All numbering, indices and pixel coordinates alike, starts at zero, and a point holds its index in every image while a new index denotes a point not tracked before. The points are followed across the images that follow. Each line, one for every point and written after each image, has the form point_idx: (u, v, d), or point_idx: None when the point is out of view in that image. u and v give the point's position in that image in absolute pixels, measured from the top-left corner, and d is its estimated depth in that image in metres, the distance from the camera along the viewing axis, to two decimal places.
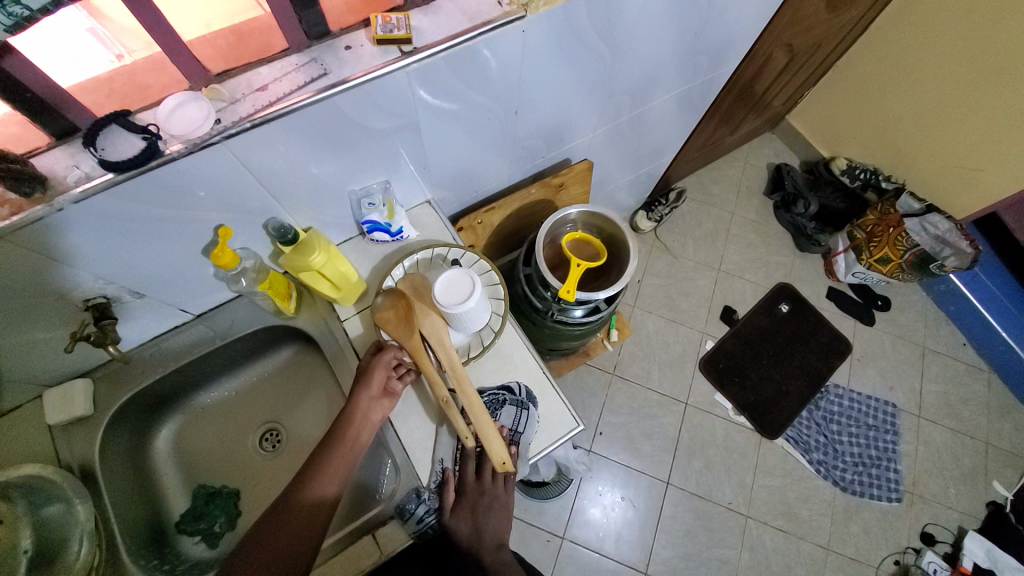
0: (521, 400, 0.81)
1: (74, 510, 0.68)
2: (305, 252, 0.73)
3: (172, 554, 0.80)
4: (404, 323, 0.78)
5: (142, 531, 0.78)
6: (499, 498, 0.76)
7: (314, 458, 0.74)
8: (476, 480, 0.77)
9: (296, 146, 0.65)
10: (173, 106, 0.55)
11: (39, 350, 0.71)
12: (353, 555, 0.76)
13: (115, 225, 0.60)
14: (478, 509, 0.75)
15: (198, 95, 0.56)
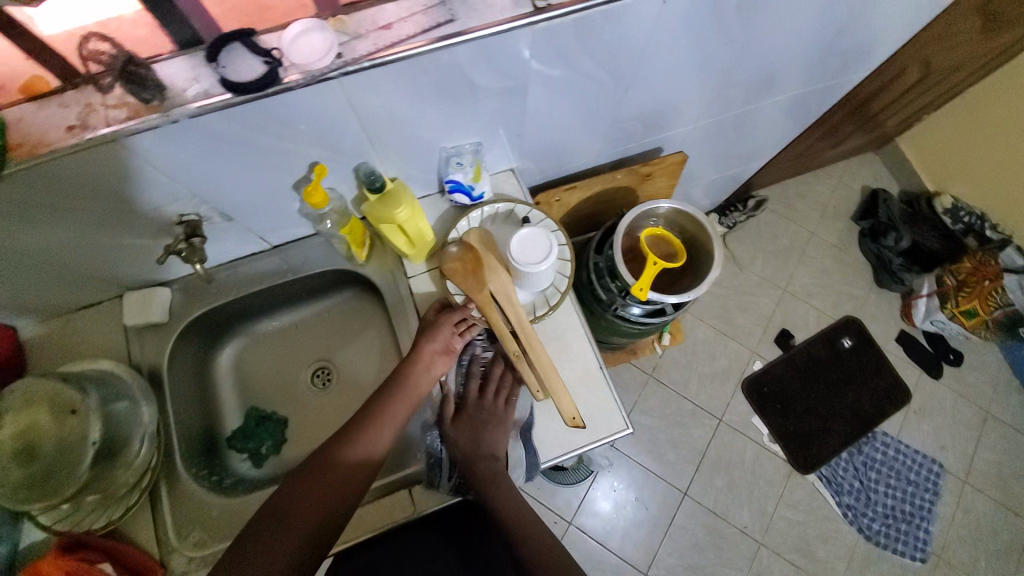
0: None
1: (139, 410, 0.72)
2: (391, 204, 0.72)
3: (222, 466, 0.84)
4: (472, 275, 0.78)
5: (196, 440, 0.81)
6: (495, 413, 0.79)
7: (363, 413, 0.75)
8: (476, 399, 0.81)
9: (404, 93, 0.63)
10: (298, 33, 0.53)
11: (128, 253, 0.74)
12: (391, 506, 0.78)
13: (218, 145, 0.60)
14: (476, 422, 0.79)
15: (324, 25, 0.54)
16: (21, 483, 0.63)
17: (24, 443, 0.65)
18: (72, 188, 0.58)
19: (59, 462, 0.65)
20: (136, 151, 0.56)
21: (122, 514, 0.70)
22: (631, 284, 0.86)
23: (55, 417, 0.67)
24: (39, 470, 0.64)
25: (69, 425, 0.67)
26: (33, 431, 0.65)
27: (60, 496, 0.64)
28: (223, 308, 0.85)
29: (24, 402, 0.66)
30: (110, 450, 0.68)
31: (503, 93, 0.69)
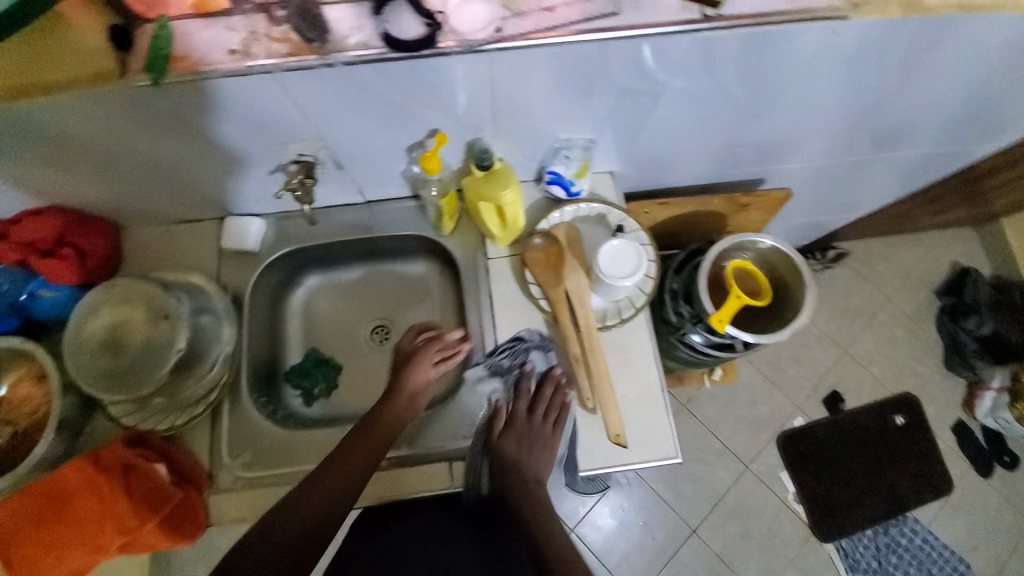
0: (543, 342, 0.78)
1: (221, 329, 0.75)
2: (498, 185, 0.71)
3: (276, 397, 0.87)
4: (552, 269, 0.77)
5: (260, 367, 0.84)
6: (545, 438, 0.76)
7: (367, 419, 0.72)
8: (527, 416, 0.77)
9: (543, 80, 0.62)
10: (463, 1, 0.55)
11: (239, 182, 0.77)
12: (425, 476, 0.74)
13: (356, 96, 0.61)
14: (524, 439, 0.76)
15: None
16: (106, 372, 0.67)
17: (116, 336, 0.68)
18: (216, 110, 0.60)
19: (144, 361, 0.68)
20: (285, 89, 0.58)
21: (185, 421, 0.73)
22: (711, 313, 0.83)
23: (148, 318, 0.69)
24: (126, 364, 0.68)
25: (158, 329, 0.69)
26: (125, 327, 0.69)
27: (137, 392, 0.67)
28: (309, 250, 0.88)
29: (123, 297, 0.69)
30: (191, 359, 0.71)
31: (635, 96, 0.67)
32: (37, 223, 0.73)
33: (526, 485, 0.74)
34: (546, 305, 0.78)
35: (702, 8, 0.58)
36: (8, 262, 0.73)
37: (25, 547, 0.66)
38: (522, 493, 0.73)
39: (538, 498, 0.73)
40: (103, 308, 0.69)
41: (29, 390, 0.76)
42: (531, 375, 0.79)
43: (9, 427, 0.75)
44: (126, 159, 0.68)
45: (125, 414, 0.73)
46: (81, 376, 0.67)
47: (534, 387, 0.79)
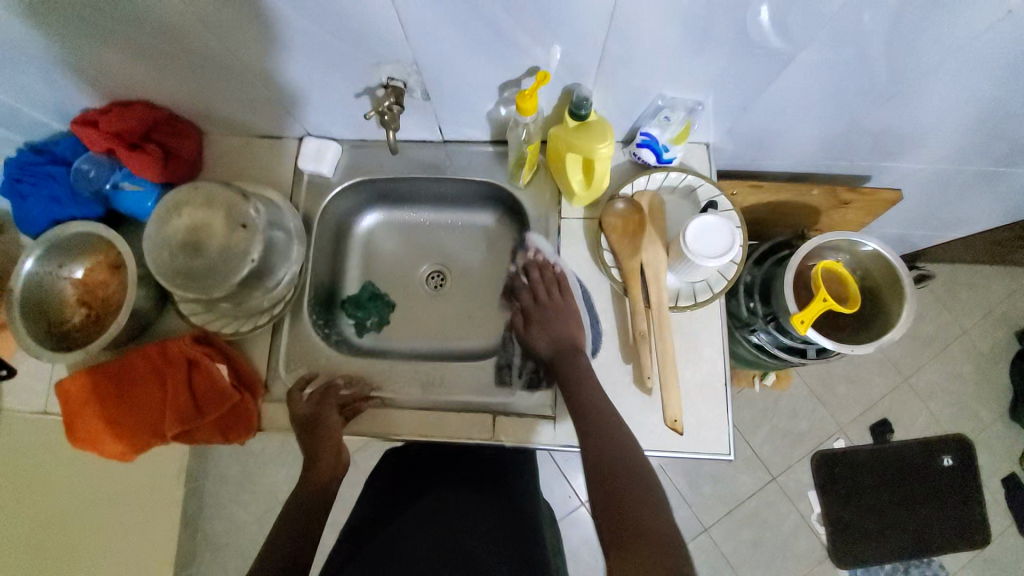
0: (541, 235, 0.81)
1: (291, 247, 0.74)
2: (592, 139, 0.65)
3: (331, 323, 0.88)
4: (630, 239, 0.73)
5: (320, 290, 0.85)
6: (568, 312, 0.75)
7: (313, 432, 0.71)
8: (540, 304, 0.77)
9: (669, 27, 0.56)
10: None
11: (322, 102, 0.74)
12: (468, 422, 0.74)
13: (462, 21, 0.56)
14: (547, 322, 0.75)
15: None
16: (180, 272, 0.67)
17: (195, 238, 0.67)
18: (320, 16, 0.57)
19: (218, 267, 0.68)
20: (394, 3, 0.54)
21: (250, 329, 0.76)
22: (792, 312, 0.78)
23: (226, 226, 0.68)
24: (202, 267, 0.67)
25: (236, 238, 0.68)
26: (204, 231, 0.68)
27: (208, 294, 0.66)
28: (381, 183, 0.86)
29: (204, 200, 0.68)
30: (260, 270, 0.71)
31: (767, 59, 0.60)
32: (128, 115, 0.72)
33: (566, 357, 0.71)
34: (616, 275, 0.74)
35: None
36: (98, 150, 0.74)
37: (90, 423, 0.71)
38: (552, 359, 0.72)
39: (582, 371, 0.69)
40: (184, 209, 0.68)
41: (107, 277, 0.79)
42: (538, 266, 0.80)
43: (84, 308, 0.78)
44: (218, 60, 0.66)
45: (195, 312, 0.76)
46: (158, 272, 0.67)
47: (538, 280, 0.79)
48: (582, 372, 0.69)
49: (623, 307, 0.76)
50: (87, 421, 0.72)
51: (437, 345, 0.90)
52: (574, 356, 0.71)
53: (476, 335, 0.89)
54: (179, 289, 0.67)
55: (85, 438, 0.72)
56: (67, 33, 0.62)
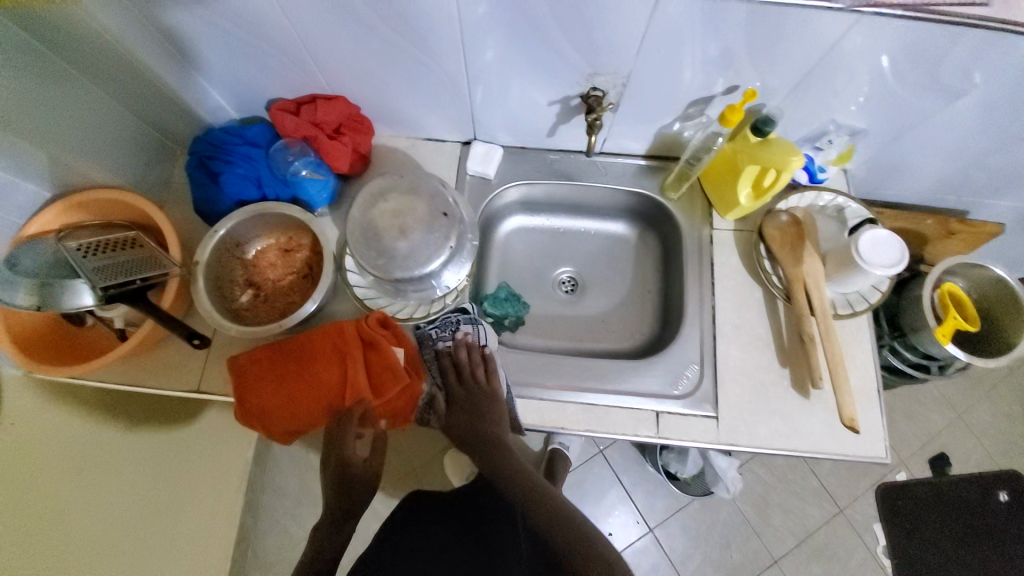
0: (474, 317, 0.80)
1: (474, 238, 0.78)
2: (778, 154, 0.71)
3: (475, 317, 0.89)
4: (791, 249, 0.79)
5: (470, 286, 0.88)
6: (485, 401, 0.76)
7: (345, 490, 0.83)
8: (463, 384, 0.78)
9: (872, 55, 0.64)
10: None
11: (510, 108, 0.80)
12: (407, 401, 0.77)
13: (694, 40, 0.63)
14: (469, 409, 0.77)
15: None
16: (382, 251, 0.70)
17: (400, 221, 0.71)
18: (571, 25, 0.63)
19: (417, 250, 0.70)
20: (650, 14, 0.60)
21: (424, 314, 0.79)
22: (932, 327, 0.85)
23: (429, 213, 0.72)
24: (404, 249, 0.70)
25: (436, 225, 0.72)
26: (408, 215, 0.71)
27: (408, 274, 0.70)
28: (534, 189, 0.92)
29: (409, 188, 0.73)
30: (449, 258, 0.74)
31: (942, 92, 0.69)
32: (331, 108, 0.78)
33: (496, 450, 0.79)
34: (777, 282, 0.80)
35: None
36: (296, 136, 0.78)
37: (263, 398, 0.72)
38: (475, 439, 0.79)
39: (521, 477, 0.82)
40: (391, 194, 0.73)
41: (276, 259, 0.81)
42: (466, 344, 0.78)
43: (251, 287, 0.79)
44: (442, 61, 0.71)
45: (370, 298, 0.78)
46: (358, 250, 0.71)
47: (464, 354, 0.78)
48: (496, 449, 0.79)
49: (777, 313, 0.81)
50: (261, 397, 0.72)
51: (573, 347, 0.92)
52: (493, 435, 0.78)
53: (613, 337, 0.92)
54: (379, 269, 0.70)
55: (257, 416, 0.73)
56: (319, 25, 0.66)
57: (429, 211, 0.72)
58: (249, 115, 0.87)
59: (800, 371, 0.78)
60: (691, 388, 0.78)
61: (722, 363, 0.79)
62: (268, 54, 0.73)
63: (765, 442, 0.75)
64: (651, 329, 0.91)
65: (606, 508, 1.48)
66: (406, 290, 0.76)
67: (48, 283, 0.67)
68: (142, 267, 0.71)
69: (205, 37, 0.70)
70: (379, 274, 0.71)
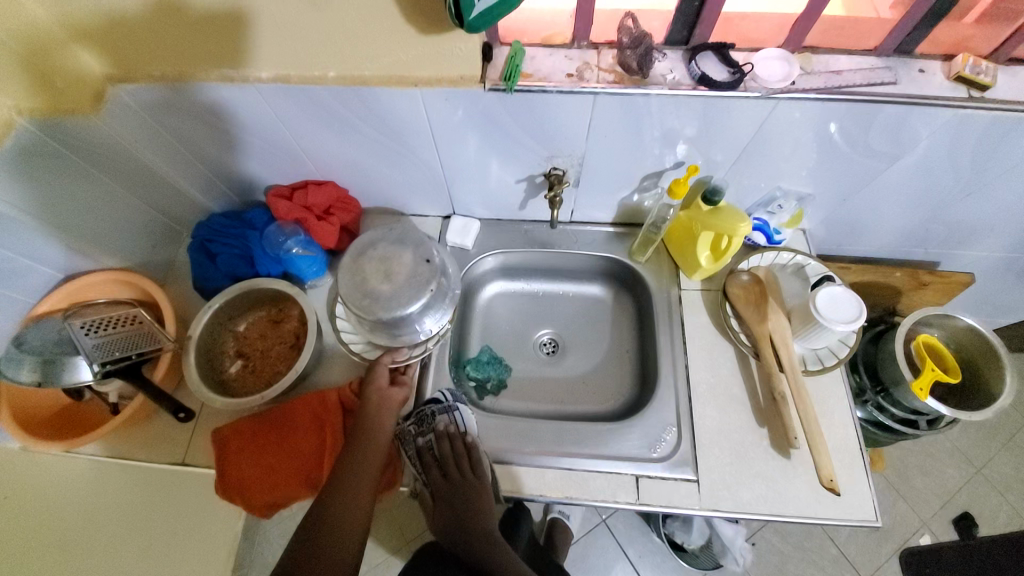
0: (446, 404, 0.80)
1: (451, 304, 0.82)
2: (722, 220, 0.78)
3: (457, 382, 0.91)
4: (755, 307, 0.82)
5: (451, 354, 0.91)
6: (468, 486, 0.76)
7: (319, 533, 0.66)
8: (448, 480, 0.76)
9: (802, 131, 0.71)
10: (767, 59, 0.67)
11: (484, 187, 0.88)
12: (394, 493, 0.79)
13: (638, 126, 0.71)
14: (454, 501, 0.76)
15: (784, 59, 0.67)
16: (366, 293, 0.74)
17: (385, 268, 0.75)
18: (524, 118, 0.70)
19: (399, 294, 0.74)
20: (593, 108, 0.68)
21: (405, 359, 0.81)
22: (909, 381, 0.85)
23: (411, 261, 0.76)
24: (386, 292, 0.73)
25: (419, 270, 0.75)
26: (393, 263, 0.75)
27: (389, 314, 0.73)
28: (510, 257, 0.97)
29: (397, 239, 0.78)
30: (428, 304, 0.77)
31: (873, 158, 0.75)
32: (321, 193, 0.87)
33: (482, 542, 0.75)
34: (745, 340, 0.83)
35: (967, 88, 0.66)
36: (289, 218, 0.86)
37: (243, 468, 0.74)
38: (463, 535, 0.76)
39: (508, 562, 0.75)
40: (380, 244, 0.77)
41: (265, 330, 0.86)
42: (445, 436, 0.77)
43: (240, 358, 0.84)
44: (417, 150, 0.79)
45: (353, 342, 0.83)
46: (344, 292, 0.74)
47: (445, 446, 0.77)
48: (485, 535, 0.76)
49: (751, 371, 0.83)
50: (241, 467, 0.74)
51: (555, 409, 0.92)
52: (477, 520, 0.76)
53: (594, 398, 0.93)
54: (362, 309, 0.73)
55: (238, 489, 0.74)
56: (307, 126, 0.76)
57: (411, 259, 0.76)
58: (248, 202, 0.96)
59: (778, 431, 0.78)
60: (669, 451, 0.77)
61: (699, 424, 0.79)
62: (264, 150, 0.82)
63: (749, 507, 0.74)
64: (631, 389, 0.92)
65: None
66: (389, 332, 0.80)
67: (52, 360, 0.72)
68: (139, 343, 0.76)
69: (208, 140, 0.80)
70: (362, 314, 0.74)
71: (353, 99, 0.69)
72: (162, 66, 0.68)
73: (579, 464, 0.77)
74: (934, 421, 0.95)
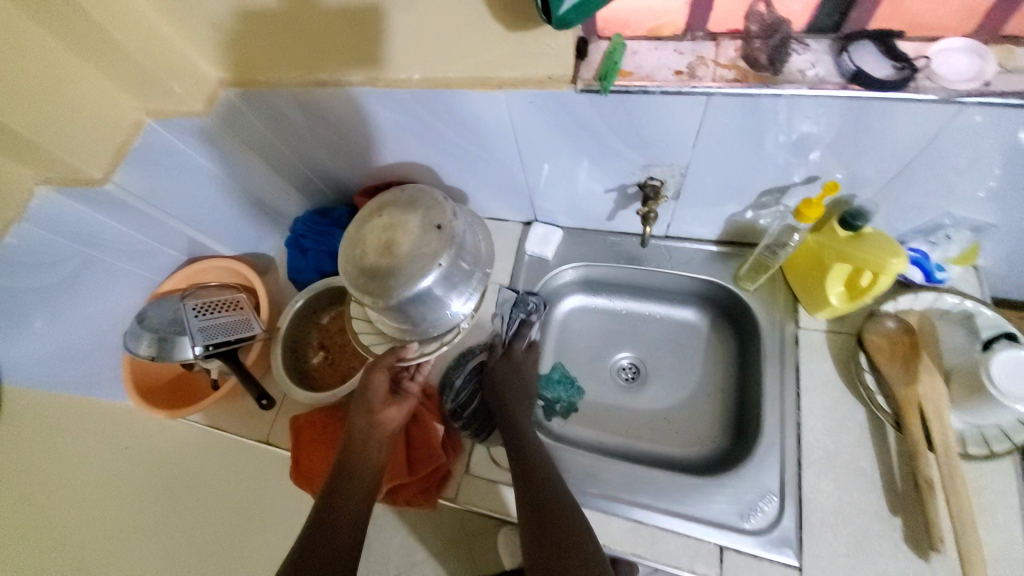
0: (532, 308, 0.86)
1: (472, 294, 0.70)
2: (862, 249, 0.62)
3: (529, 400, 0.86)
4: (901, 364, 0.65)
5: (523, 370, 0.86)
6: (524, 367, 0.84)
7: (324, 512, 0.66)
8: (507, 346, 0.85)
9: (997, 145, 0.53)
10: (947, 53, 0.50)
11: (567, 196, 0.81)
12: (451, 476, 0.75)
13: (756, 133, 0.58)
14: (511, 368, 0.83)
15: (972, 55, 0.49)
16: (368, 270, 0.62)
17: (388, 237, 0.62)
18: (618, 123, 0.61)
19: (404, 268, 0.61)
20: (703, 112, 0.57)
21: (416, 356, 0.73)
22: None
23: (420, 225, 0.63)
24: (388, 265, 0.61)
25: (427, 239, 0.62)
26: (398, 230, 0.63)
27: (395, 295, 0.61)
28: (593, 270, 0.89)
29: (406, 201, 0.65)
30: (450, 282, 0.65)
31: None
32: None
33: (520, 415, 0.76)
34: (883, 404, 0.66)
35: None
36: None
37: (313, 460, 0.77)
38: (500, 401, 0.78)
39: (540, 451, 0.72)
40: (386, 209, 0.65)
41: (344, 325, 0.89)
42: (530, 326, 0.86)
43: (321, 351, 0.87)
44: (498, 155, 0.74)
45: (364, 333, 0.76)
46: (346, 270, 0.63)
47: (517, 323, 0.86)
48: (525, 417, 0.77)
49: (885, 442, 0.66)
50: (311, 458, 0.78)
51: (628, 445, 0.83)
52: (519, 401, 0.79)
53: (675, 439, 0.82)
54: (362, 289, 0.62)
55: (308, 479, 0.77)
56: (392, 130, 0.74)
57: (422, 224, 0.62)
58: (340, 199, 1.00)
59: (919, 527, 0.61)
60: (765, 524, 0.65)
61: (809, 499, 0.65)
62: (353, 152, 0.83)
63: None
64: (722, 435, 0.79)
65: None
66: (404, 318, 0.68)
67: (162, 339, 0.78)
68: (236, 329, 0.83)
69: (303, 142, 0.83)
70: (365, 293, 0.63)
71: (434, 103, 0.65)
72: (263, 71, 0.70)
73: (651, 518, 0.67)
74: None
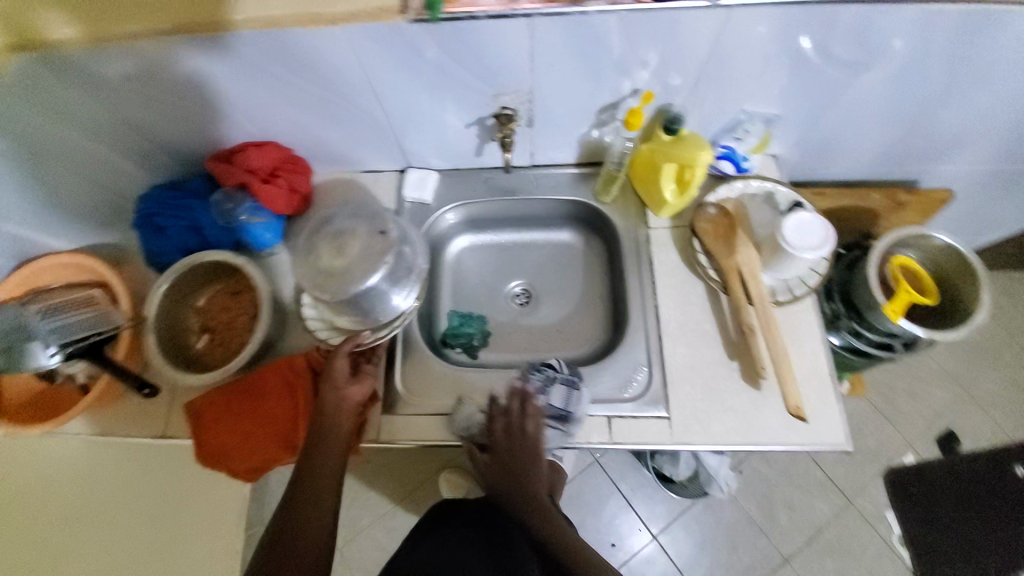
0: (568, 378, 0.76)
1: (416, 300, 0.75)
2: (681, 147, 0.75)
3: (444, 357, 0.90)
4: (722, 241, 0.80)
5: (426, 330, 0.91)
6: (535, 444, 0.72)
7: (307, 476, 0.66)
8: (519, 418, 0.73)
9: (761, 45, 0.66)
10: None
11: (434, 136, 0.83)
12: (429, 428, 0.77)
13: (582, 52, 0.66)
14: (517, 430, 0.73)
15: None
16: (320, 271, 0.67)
17: (339, 243, 0.67)
18: (463, 53, 0.65)
19: (354, 267, 0.66)
20: (531, 34, 0.62)
21: (371, 342, 0.74)
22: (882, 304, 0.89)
23: (366, 232, 0.68)
24: (340, 266, 0.66)
25: (374, 242, 0.67)
26: (348, 237, 0.68)
27: (344, 291, 0.65)
28: (473, 207, 0.94)
29: (352, 213, 0.71)
30: (393, 276, 0.69)
31: (839, 71, 0.70)
32: (263, 154, 0.81)
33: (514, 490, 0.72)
34: (714, 276, 0.81)
35: None
36: (230, 181, 0.81)
37: (223, 436, 0.75)
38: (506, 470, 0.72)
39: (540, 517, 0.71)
40: (336, 219, 0.70)
41: (227, 303, 0.85)
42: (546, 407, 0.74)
43: (206, 333, 0.84)
44: (354, 99, 0.74)
45: (320, 331, 0.76)
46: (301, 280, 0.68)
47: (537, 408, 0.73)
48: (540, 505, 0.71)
49: (720, 306, 0.82)
50: (219, 435, 0.75)
51: (530, 358, 0.92)
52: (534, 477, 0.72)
53: (568, 344, 0.92)
54: (315, 288, 0.66)
55: (220, 455, 0.75)
56: (234, 82, 0.71)
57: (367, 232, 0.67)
58: None
59: (748, 364, 0.78)
60: (639, 391, 0.78)
61: (670, 362, 0.79)
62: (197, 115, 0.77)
63: (721, 439, 0.75)
64: (604, 332, 0.92)
65: (600, 520, 1.39)
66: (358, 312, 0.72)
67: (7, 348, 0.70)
68: (98, 324, 0.75)
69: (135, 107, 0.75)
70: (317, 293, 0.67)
71: (275, 47, 0.64)
72: (60, 25, 0.62)
73: (580, 408, 0.74)
74: (913, 346, 0.96)
